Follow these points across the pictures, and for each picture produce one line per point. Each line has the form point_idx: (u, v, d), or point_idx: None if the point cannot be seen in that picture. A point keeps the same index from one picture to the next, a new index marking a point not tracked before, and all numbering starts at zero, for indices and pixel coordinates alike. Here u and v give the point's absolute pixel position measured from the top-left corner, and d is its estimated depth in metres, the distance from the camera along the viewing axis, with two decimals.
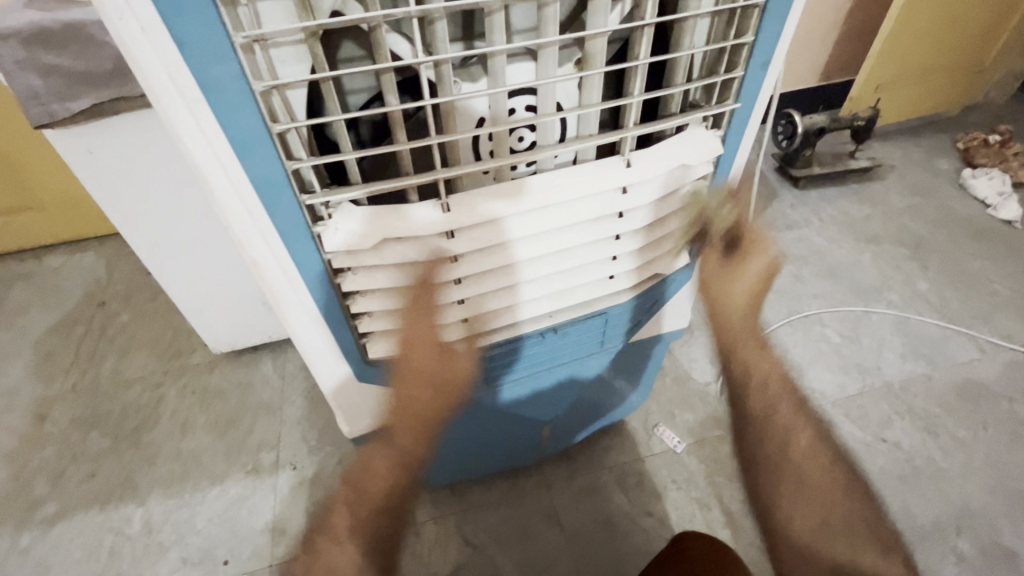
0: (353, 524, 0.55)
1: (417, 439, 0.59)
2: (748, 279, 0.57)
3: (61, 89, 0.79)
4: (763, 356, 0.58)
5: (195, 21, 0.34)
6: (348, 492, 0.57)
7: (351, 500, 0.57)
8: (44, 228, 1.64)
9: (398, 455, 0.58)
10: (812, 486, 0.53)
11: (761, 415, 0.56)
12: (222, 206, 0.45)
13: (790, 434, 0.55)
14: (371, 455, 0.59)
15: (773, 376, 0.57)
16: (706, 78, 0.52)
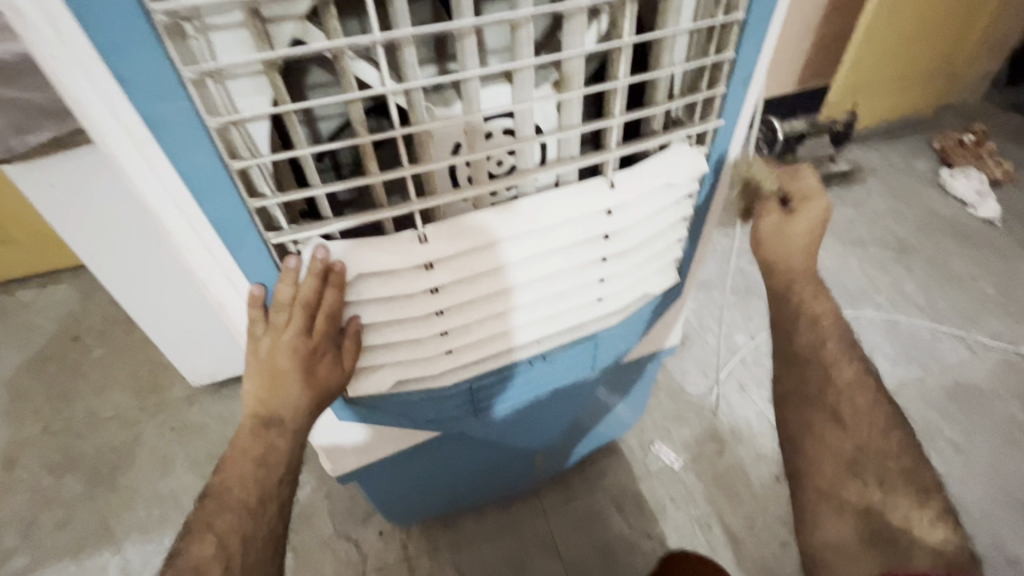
0: (240, 541, 0.50)
1: (297, 447, 0.53)
2: (809, 228, 0.57)
3: (18, 122, 0.75)
4: (819, 296, 0.60)
5: (138, 59, 0.32)
6: (227, 507, 0.50)
7: (229, 515, 0.50)
8: (9, 264, 1.58)
9: (277, 466, 0.52)
10: (859, 431, 0.56)
11: (816, 361, 0.59)
12: (182, 248, 0.43)
13: (846, 382, 0.58)
14: (242, 470, 0.51)
15: (838, 329, 0.60)
16: (688, 96, 0.51)
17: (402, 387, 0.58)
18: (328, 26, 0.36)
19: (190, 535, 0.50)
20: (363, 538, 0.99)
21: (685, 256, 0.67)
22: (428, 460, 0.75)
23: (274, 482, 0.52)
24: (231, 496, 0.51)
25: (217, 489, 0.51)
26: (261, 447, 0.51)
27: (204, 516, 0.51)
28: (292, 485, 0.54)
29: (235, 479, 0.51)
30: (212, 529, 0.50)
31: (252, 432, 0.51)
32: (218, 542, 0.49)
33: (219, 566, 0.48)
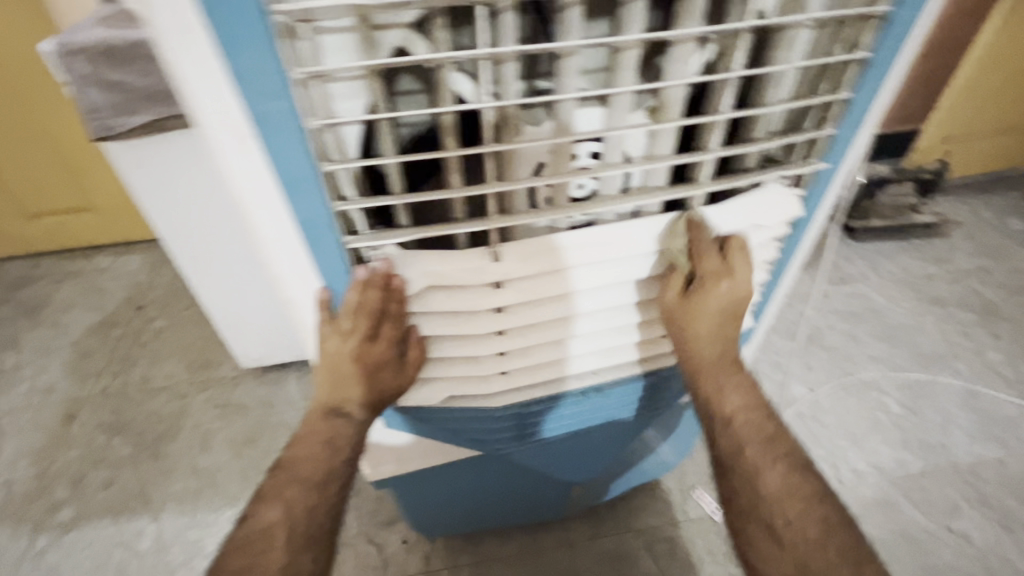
0: (304, 511, 0.51)
1: (360, 434, 0.54)
2: (724, 305, 0.52)
3: (121, 104, 0.80)
4: (729, 390, 0.55)
5: (251, 55, 0.31)
6: (296, 476, 0.52)
7: (297, 486, 0.51)
8: (92, 231, 1.72)
9: (342, 449, 0.53)
10: (798, 543, 0.49)
11: (737, 466, 0.53)
12: (265, 245, 0.43)
13: (774, 488, 0.51)
14: (310, 448, 0.53)
15: (754, 419, 0.55)
16: (791, 135, 0.47)
17: (451, 402, 0.56)
18: (435, 37, 0.36)
19: (260, 499, 0.52)
20: (386, 543, 0.98)
21: (762, 299, 0.64)
22: (464, 478, 0.74)
23: (337, 463, 0.53)
24: (300, 468, 0.52)
25: (288, 459, 0.53)
26: (326, 431, 0.53)
27: (273, 483, 0.52)
28: (353, 468, 0.55)
29: (305, 454, 0.53)
30: (280, 498, 0.51)
31: (320, 417, 0.53)
32: (285, 508, 0.51)
33: (284, 533, 0.49)
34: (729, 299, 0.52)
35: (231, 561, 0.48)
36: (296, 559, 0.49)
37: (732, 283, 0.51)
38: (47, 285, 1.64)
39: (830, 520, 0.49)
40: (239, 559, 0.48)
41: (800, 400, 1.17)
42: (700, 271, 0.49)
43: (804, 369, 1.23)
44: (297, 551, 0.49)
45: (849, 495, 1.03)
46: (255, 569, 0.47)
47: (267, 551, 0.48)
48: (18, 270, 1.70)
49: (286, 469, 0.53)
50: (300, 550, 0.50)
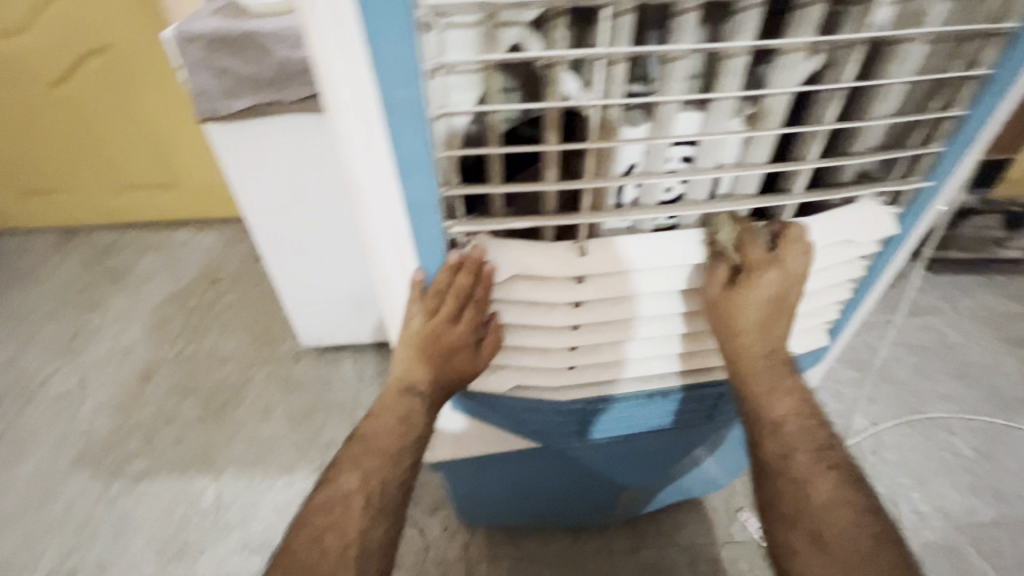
0: (378, 484, 0.53)
1: (433, 414, 0.55)
2: (764, 303, 0.49)
3: (228, 89, 0.87)
4: (781, 396, 0.53)
5: (393, 45, 0.34)
6: (372, 448, 0.54)
7: (373, 459, 0.54)
8: (176, 206, 1.85)
9: (415, 427, 0.55)
10: (848, 554, 0.47)
11: (784, 472, 0.52)
12: (368, 221, 0.46)
13: (824, 496, 0.50)
14: (386, 423, 0.55)
15: (810, 428, 0.53)
16: (892, 151, 0.47)
17: (518, 391, 0.58)
18: (553, 36, 0.38)
19: (339, 467, 0.55)
20: (429, 527, 1.01)
21: (840, 319, 0.62)
22: (517, 470, 0.75)
23: (410, 441, 0.55)
24: (377, 442, 0.55)
25: (365, 432, 0.55)
26: (401, 408, 0.54)
27: (352, 453, 0.55)
28: (425, 447, 0.57)
29: (382, 428, 0.55)
30: (357, 468, 0.54)
31: (396, 394, 0.55)
32: (361, 479, 0.53)
33: (360, 502, 0.52)
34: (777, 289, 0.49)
35: (312, 521, 0.52)
36: (367, 530, 0.51)
37: (779, 271, 0.48)
38: (133, 254, 1.77)
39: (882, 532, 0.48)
40: (319, 521, 0.52)
41: (861, 432, 1.12)
42: (750, 262, 0.48)
43: (867, 400, 1.18)
44: (371, 521, 0.52)
45: (909, 537, 0.98)
46: (333, 530, 0.51)
47: (344, 517, 0.51)
48: (109, 238, 1.85)
49: (364, 440, 0.55)
50: (375, 519, 0.52)
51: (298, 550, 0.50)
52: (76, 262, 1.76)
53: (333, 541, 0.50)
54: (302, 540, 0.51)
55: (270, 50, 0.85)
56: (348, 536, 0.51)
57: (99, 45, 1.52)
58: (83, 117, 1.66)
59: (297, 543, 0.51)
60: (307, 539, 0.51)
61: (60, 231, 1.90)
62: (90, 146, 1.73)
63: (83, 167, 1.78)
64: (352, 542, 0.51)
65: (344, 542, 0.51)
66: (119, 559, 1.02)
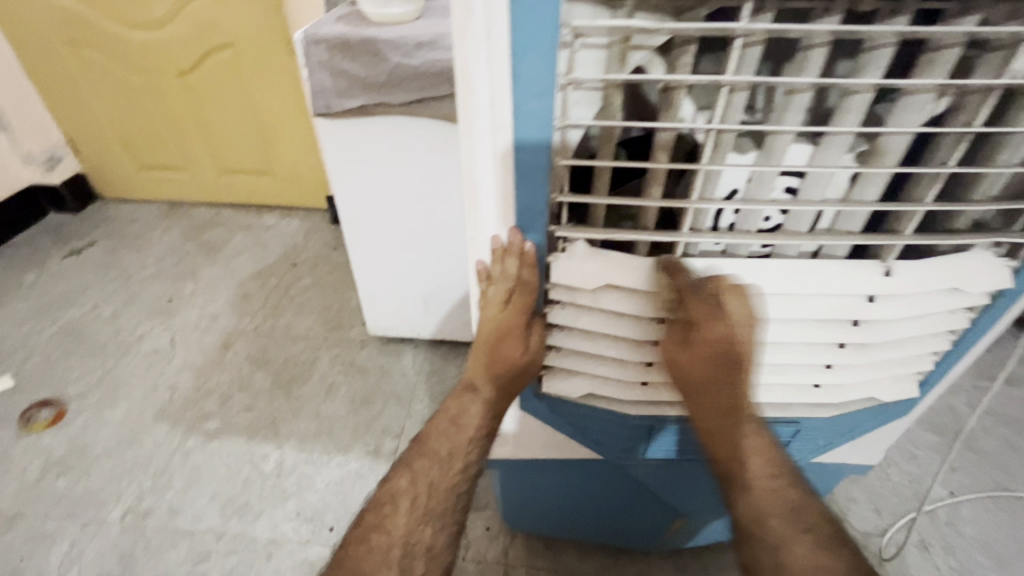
0: (428, 485, 0.58)
1: (486, 416, 0.59)
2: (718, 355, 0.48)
3: (342, 89, 0.95)
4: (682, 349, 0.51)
5: (535, 61, 0.37)
6: (424, 451, 0.59)
7: (425, 460, 0.59)
8: (269, 192, 2.00)
9: (468, 427, 0.59)
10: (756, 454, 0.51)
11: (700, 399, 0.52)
12: (476, 220, 0.49)
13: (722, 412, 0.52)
14: (441, 424, 0.60)
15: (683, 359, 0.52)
16: (1016, 202, 0.45)
17: (588, 399, 0.60)
18: (679, 61, 0.39)
19: (396, 468, 0.60)
20: (471, 526, 1.03)
21: (934, 372, 0.59)
22: (571, 480, 0.76)
23: (462, 441, 0.59)
24: (430, 444, 0.59)
25: (422, 435, 0.61)
26: (457, 407, 0.60)
27: (408, 454, 0.60)
28: (480, 452, 0.60)
29: (436, 432, 0.60)
30: (410, 469, 0.59)
31: (456, 394, 0.61)
32: (411, 479, 0.58)
33: (407, 501, 0.57)
34: (729, 343, 0.48)
35: (364, 519, 0.57)
36: (416, 526, 0.56)
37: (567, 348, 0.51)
38: (226, 232, 1.93)
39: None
40: (371, 518, 0.57)
41: (936, 500, 1.05)
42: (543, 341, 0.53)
43: (945, 468, 1.10)
44: (419, 521, 0.57)
45: None
46: (380, 529, 0.56)
47: (392, 514, 0.56)
48: (209, 215, 2.02)
49: (418, 443, 0.60)
50: (421, 520, 0.57)
51: (350, 546, 0.56)
52: (177, 233, 1.93)
53: (379, 540, 0.55)
54: (358, 534, 0.56)
55: (385, 56, 0.92)
56: (394, 536, 0.55)
57: (227, 41, 1.68)
58: (203, 105, 1.84)
59: (351, 537, 0.56)
60: (358, 537, 0.56)
61: (168, 205, 2.10)
62: (205, 131, 1.91)
63: (196, 149, 1.96)
64: (397, 542, 0.55)
65: (391, 541, 0.55)
66: (186, 507, 1.10)
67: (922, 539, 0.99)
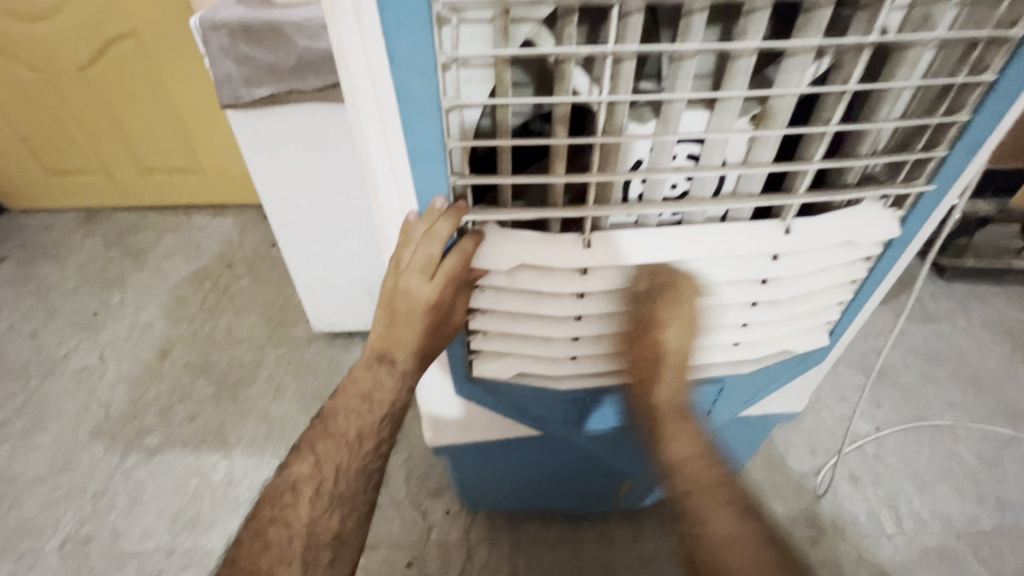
0: (334, 468, 0.57)
1: (401, 388, 0.55)
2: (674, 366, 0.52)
3: (250, 76, 0.90)
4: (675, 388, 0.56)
5: (411, 40, 0.36)
6: (330, 433, 0.58)
7: (329, 442, 0.58)
8: (197, 190, 1.89)
9: (381, 404, 0.56)
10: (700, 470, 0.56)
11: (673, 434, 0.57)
12: (382, 207, 0.48)
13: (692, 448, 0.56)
14: (348, 403, 0.58)
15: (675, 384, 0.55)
16: (896, 154, 0.47)
17: (520, 378, 0.60)
18: (565, 32, 0.38)
19: (298, 450, 0.60)
20: (432, 510, 1.03)
21: (842, 320, 0.63)
22: (519, 456, 0.77)
23: (374, 419, 0.57)
24: (336, 426, 0.58)
25: (327, 414, 0.59)
26: (370, 380, 0.56)
27: (311, 437, 0.60)
28: (392, 427, 0.58)
29: (343, 410, 0.58)
30: (313, 453, 0.59)
31: (367, 365, 0.56)
32: (314, 464, 0.58)
33: (311, 487, 0.57)
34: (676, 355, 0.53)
35: (262, 511, 0.58)
36: (319, 514, 0.57)
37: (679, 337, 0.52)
38: (152, 235, 1.82)
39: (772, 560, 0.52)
40: (271, 508, 0.58)
41: (865, 436, 1.12)
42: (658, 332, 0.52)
43: (872, 405, 1.18)
44: (324, 509, 0.57)
45: (907, 541, 0.97)
46: (280, 521, 0.57)
47: (294, 503, 0.57)
48: (132, 219, 1.89)
49: (322, 424, 0.60)
50: (327, 507, 0.57)
51: (247, 540, 0.56)
52: (98, 240, 1.80)
53: (279, 532, 0.56)
54: (257, 527, 0.57)
55: (292, 38, 0.87)
56: (296, 528, 0.56)
57: (127, 30, 1.55)
58: (111, 102, 1.71)
59: (247, 533, 0.57)
60: (256, 531, 0.57)
61: (84, 210, 1.94)
62: (116, 129, 1.77)
63: (109, 149, 1.82)
64: (298, 534, 0.56)
65: (292, 533, 0.56)
66: (132, 527, 1.06)
67: (853, 472, 1.07)
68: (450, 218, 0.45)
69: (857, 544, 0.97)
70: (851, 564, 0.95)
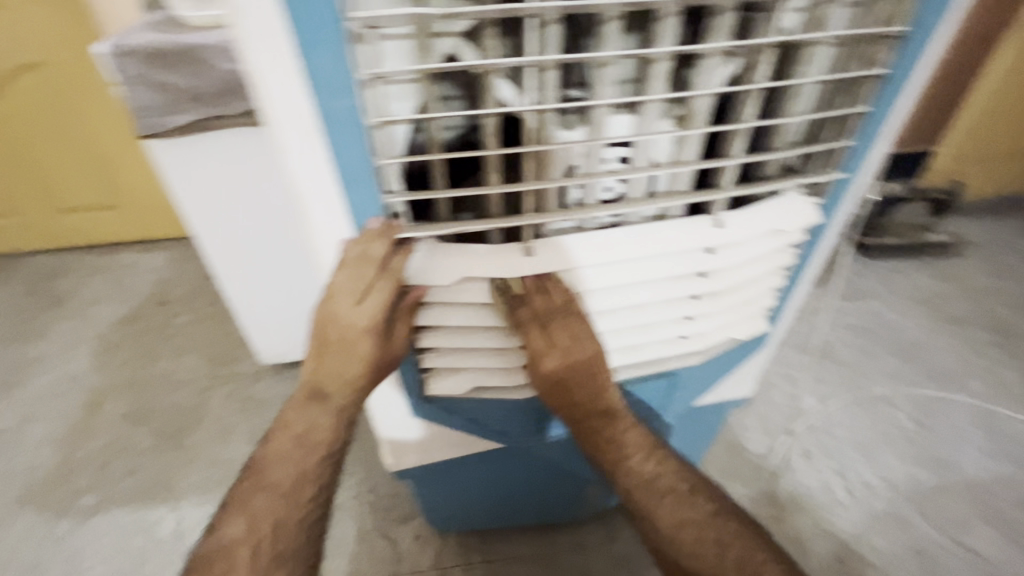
0: (271, 524, 0.54)
1: (338, 426, 0.55)
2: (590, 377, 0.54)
3: (168, 104, 0.85)
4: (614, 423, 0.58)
5: (327, 59, 0.35)
6: (263, 486, 0.56)
7: (263, 496, 0.55)
8: (122, 227, 1.77)
9: (317, 444, 0.55)
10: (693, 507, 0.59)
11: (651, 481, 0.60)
12: (315, 232, 0.47)
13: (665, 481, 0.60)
14: (279, 451, 0.56)
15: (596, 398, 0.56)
16: (809, 146, 0.50)
17: (478, 393, 0.59)
18: (485, 44, 0.39)
19: (228, 510, 0.56)
20: (402, 539, 1.00)
21: (778, 305, 0.66)
22: (483, 472, 0.76)
23: (312, 463, 0.55)
24: (268, 477, 0.56)
25: (258, 465, 0.57)
26: (305, 422, 0.55)
27: (241, 494, 0.56)
28: (332, 470, 0.57)
29: (277, 460, 0.56)
30: (245, 511, 0.55)
31: (300, 408, 0.55)
32: (248, 523, 0.54)
33: (247, 548, 0.53)
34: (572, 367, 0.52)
35: None
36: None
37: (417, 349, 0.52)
38: (74, 279, 1.69)
39: (721, 535, 0.57)
40: None
41: (813, 412, 1.18)
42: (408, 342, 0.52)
43: (817, 382, 1.24)
44: (264, 570, 0.53)
45: (861, 508, 1.03)
46: None
47: (229, 569, 0.52)
48: (50, 263, 1.75)
49: (253, 478, 0.56)
50: (267, 567, 0.53)
51: None
52: (11, 290, 1.66)
53: None
54: None
55: (212, 63, 0.83)
56: None
57: (24, 62, 1.45)
58: (15, 140, 1.58)
59: None
60: None
61: None
62: (24, 169, 1.64)
63: (19, 191, 1.69)
64: None
65: None
66: None
67: (806, 448, 1.12)
68: (375, 239, 0.44)
69: (816, 518, 1.01)
70: (813, 537, 0.99)
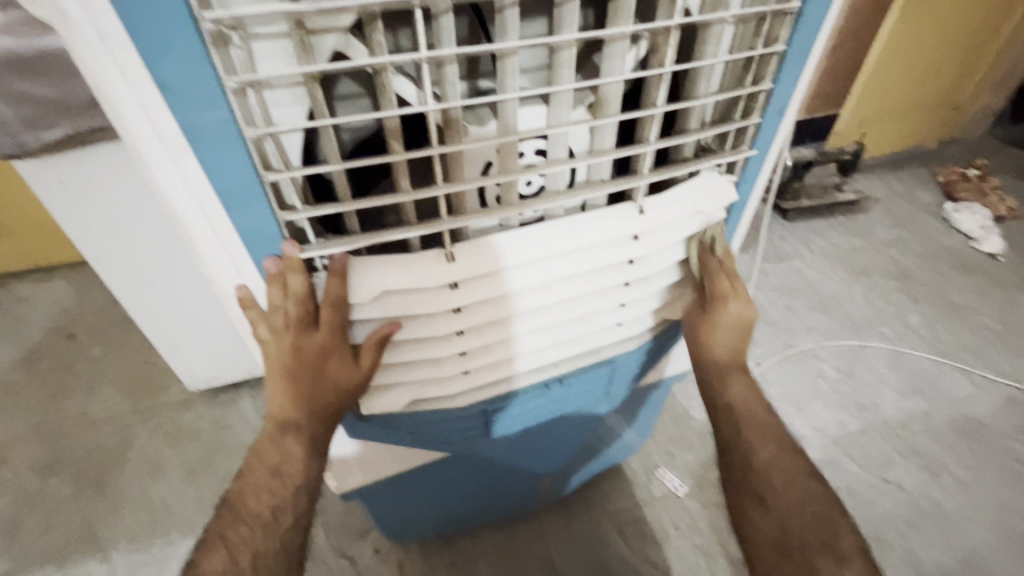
0: (251, 556, 0.50)
1: (312, 457, 0.52)
2: (735, 331, 0.59)
3: (31, 116, 0.75)
4: (733, 379, 0.62)
5: (181, 64, 0.31)
6: (241, 519, 0.51)
7: (242, 527, 0.51)
8: (8, 256, 1.57)
9: (292, 476, 0.52)
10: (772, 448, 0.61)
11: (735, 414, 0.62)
12: (207, 257, 0.43)
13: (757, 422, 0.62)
14: (256, 481, 0.52)
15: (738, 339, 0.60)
16: (720, 125, 0.50)
17: (416, 405, 0.56)
18: (373, 39, 0.35)
19: (205, 545, 0.50)
20: (360, 554, 0.97)
21: None
22: (433, 480, 0.74)
23: (288, 493, 0.52)
24: (246, 508, 0.51)
25: (234, 498, 0.52)
26: (277, 453, 0.51)
27: (219, 526, 0.51)
28: (310, 500, 0.54)
29: (252, 490, 0.52)
30: (224, 541, 0.50)
31: (271, 438, 0.51)
32: (228, 555, 0.49)
33: None
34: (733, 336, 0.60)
35: None
36: None
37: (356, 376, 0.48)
38: None
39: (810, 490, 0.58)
40: None
41: None
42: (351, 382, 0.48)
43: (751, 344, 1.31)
44: None
45: None
46: None
47: None
48: None
49: (230, 509, 0.52)
50: None
51: None
52: None
53: None
54: None
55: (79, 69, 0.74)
56: None
57: None
58: None
59: None
60: None
61: None
62: None
63: None
64: None
65: None
66: None
67: None
68: (297, 268, 0.42)
69: None
70: None
